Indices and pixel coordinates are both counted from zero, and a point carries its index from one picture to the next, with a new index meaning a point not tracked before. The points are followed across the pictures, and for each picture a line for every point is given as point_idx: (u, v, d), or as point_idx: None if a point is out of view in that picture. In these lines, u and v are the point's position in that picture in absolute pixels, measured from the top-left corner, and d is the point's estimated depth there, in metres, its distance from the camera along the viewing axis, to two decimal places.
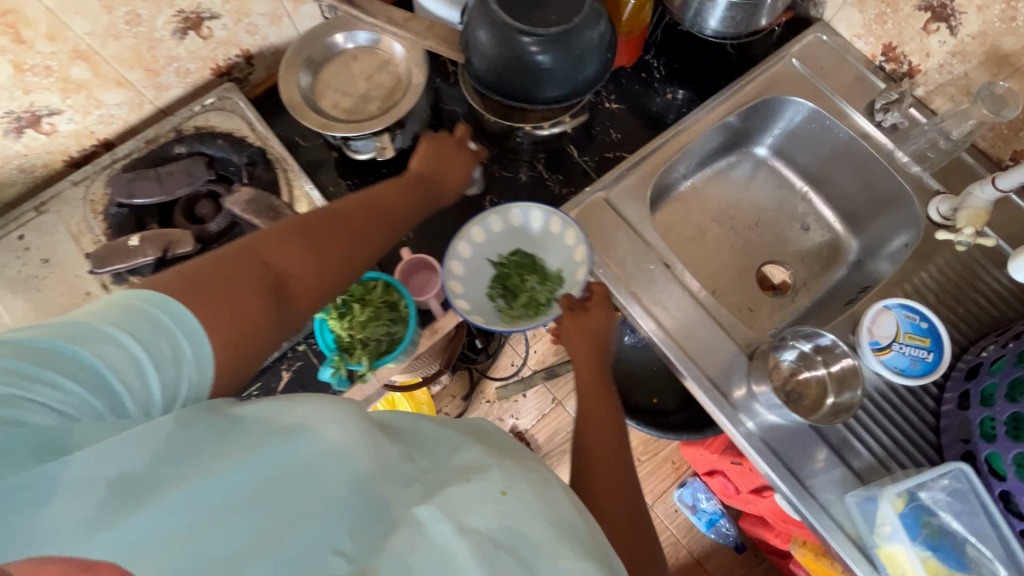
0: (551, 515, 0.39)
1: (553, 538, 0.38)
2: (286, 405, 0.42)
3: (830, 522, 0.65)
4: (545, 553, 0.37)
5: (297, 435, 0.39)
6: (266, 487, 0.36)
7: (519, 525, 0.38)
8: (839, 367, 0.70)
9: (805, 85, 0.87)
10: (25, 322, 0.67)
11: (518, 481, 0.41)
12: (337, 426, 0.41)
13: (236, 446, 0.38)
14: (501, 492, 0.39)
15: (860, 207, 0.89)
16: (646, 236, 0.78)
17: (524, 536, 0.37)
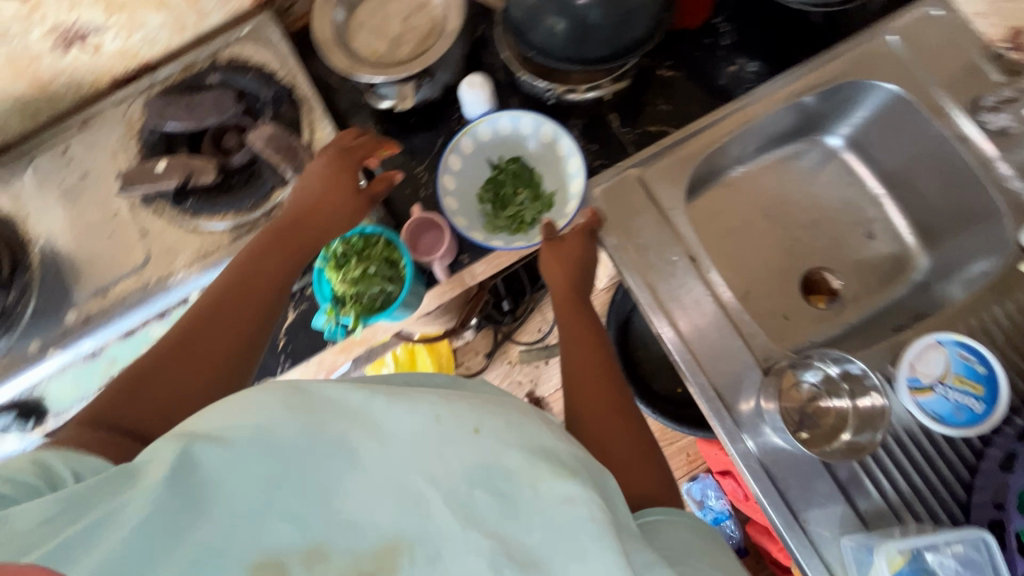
0: (524, 443, 0.44)
1: (530, 464, 0.43)
2: (237, 406, 0.42)
3: (818, 562, 0.60)
4: (523, 478, 0.42)
5: (260, 444, 0.40)
6: (245, 501, 0.39)
7: (493, 458, 0.43)
8: (867, 404, 0.62)
9: (902, 69, 0.74)
10: (61, 231, 0.72)
11: (489, 419, 0.45)
12: (273, 414, 0.41)
13: (207, 468, 0.39)
14: (470, 431, 0.44)
15: (941, 220, 0.77)
16: (675, 224, 0.71)
17: (502, 467, 0.42)
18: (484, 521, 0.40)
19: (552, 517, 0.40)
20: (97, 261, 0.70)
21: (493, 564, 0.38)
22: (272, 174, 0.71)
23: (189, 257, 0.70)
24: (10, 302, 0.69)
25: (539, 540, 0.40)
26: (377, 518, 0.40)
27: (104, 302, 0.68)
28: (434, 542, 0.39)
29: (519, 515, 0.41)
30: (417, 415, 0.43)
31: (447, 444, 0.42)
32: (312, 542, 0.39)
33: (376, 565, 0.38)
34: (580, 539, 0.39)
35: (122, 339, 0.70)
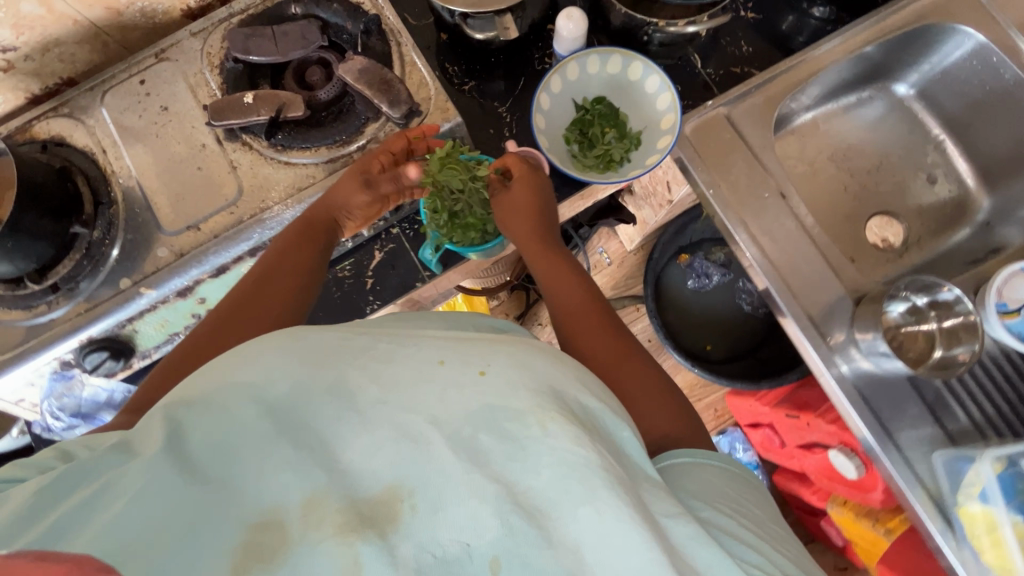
0: (531, 382, 0.40)
1: (541, 404, 0.38)
2: (233, 365, 0.39)
3: (911, 477, 0.64)
4: (532, 419, 0.38)
5: (258, 403, 0.37)
6: (235, 458, 0.36)
7: (498, 398, 0.39)
8: (952, 324, 0.66)
9: (979, 12, 0.76)
10: (142, 166, 0.69)
11: (498, 358, 0.41)
12: (267, 370, 0.38)
13: (204, 428, 0.36)
14: (443, 362, 0.41)
15: (1003, 160, 0.80)
16: (764, 161, 0.73)
17: (508, 408, 0.38)
18: (490, 464, 0.36)
19: (561, 460, 0.36)
20: (188, 196, 0.68)
21: (499, 515, 0.34)
22: (366, 107, 0.69)
23: (284, 190, 0.68)
24: (96, 238, 0.67)
25: (547, 481, 0.36)
26: (376, 463, 0.36)
27: (198, 237, 0.67)
28: (433, 488, 0.35)
29: (530, 457, 0.37)
30: (417, 359, 0.41)
31: (444, 384, 0.39)
32: (309, 488, 0.35)
33: (375, 511, 0.35)
34: (591, 486, 0.36)
35: (215, 276, 0.69)
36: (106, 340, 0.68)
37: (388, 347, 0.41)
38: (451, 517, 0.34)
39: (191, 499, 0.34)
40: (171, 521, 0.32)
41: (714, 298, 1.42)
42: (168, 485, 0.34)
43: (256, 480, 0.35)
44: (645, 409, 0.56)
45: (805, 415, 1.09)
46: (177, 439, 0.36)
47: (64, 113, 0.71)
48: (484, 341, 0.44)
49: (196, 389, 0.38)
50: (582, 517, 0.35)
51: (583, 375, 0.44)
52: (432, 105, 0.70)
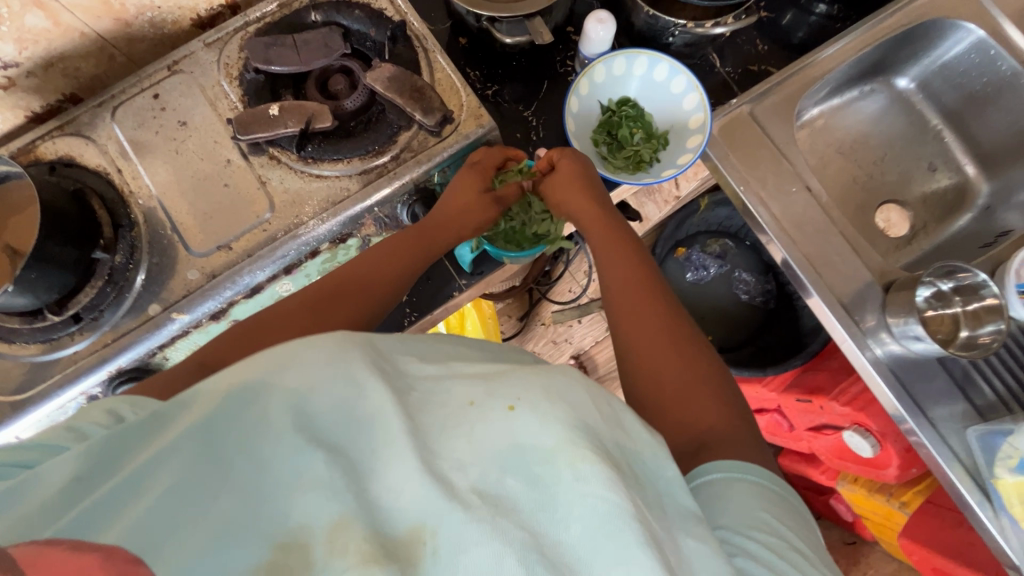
0: (569, 418, 0.38)
1: (570, 441, 0.37)
2: (272, 361, 0.38)
3: (948, 452, 0.67)
4: (559, 457, 0.36)
5: (295, 415, 0.36)
6: (252, 472, 0.35)
7: (527, 438, 0.38)
8: (977, 306, 0.69)
9: (977, 8, 0.80)
10: (162, 184, 0.66)
11: (531, 390, 0.40)
12: (309, 380, 0.38)
13: (238, 425, 0.36)
14: (473, 403, 0.40)
15: (1001, 148, 0.85)
16: (790, 156, 0.75)
17: (537, 448, 0.37)
18: (517, 511, 0.35)
19: (590, 507, 0.35)
20: (216, 215, 0.65)
21: (523, 564, 0.32)
22: (397, 116, 0.68)
23: (318, 204, 0.66)
24: (119, 263, 0.63)
25: (577, 536, 0.34)
26: (400, 499, 0.35)
27: (229, 257, 0.64)
28: (454, 528, 0.33)
29: (558, 509, 0.35)
30: (448, 401, 0.40)
31: (472, 423, 0.39)
32: (335, 514, 0.33)
33: (397, 547, 0.33)
34: (621, 538, 0.34)
35: (248, 296, 0.67)
36: (135, 369, 0.64)
37: (422, 394, 0.41)
38: (471, 562, 0.32)
39: (225, 501, 0.34)
40: (209, 505, 0.33)
41: (714, 289, 1.45)
42: (203, 471, 0.35)
43: (283, 497, 0.34)
44: (686, 412, 0.52)
45: (816, 399, 1.13)
46: (208, 433, 0.36)
47: (70, 131, 0.67)
48: (515, 372, 0.42)
49: (232, 380, 0.37)
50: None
51: (617, 416, 0.42)
52: (463, 111, 0.68)
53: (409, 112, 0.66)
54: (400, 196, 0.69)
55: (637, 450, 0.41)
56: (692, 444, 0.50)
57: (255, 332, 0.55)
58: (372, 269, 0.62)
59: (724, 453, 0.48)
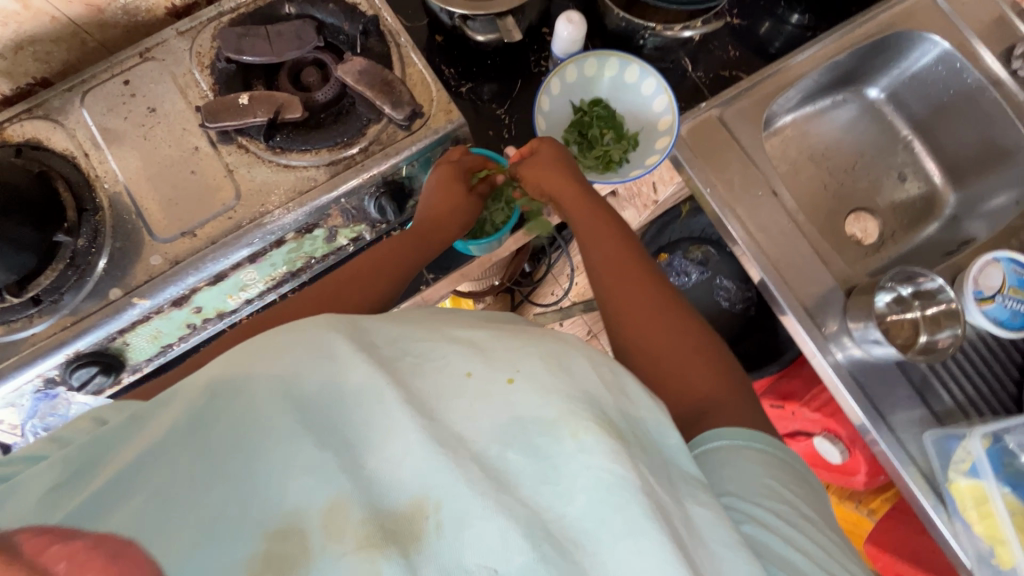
0: (565, 389, 0.41)
1: (572, 413, 0.39)
2: (255, 355, 0.39)
3: (904, 456, 0.67)
4: (564, 428, 0.38)
5: (286, 397, 0.37)
6: (256, 458, 0.36)
7: (529, 410, 0.39)
8: (935, 311, 0.70)
9: (944, 21, 0.82)
10: (129, 170, 0.66)
11: (529, 360, 0.42)
12: (297, 366, 0.38)
13: (225, 418, 0.37)
14: (471, 374, 0.41)
15: (966, 159, 0.87)
16: (756, 160, 0.76)
17: (539, 419, 0.39)
18: (519, 488, 0.37)
19: (592, 477, 0.37)
20: (181, 202, 0.65)
21: (530, 540, 0.34)
22: (367, 109, 0.68)
23: (284, 194, 0.66)
24: (81, 247, 0.64)
25: (583, 507, 0.37)
26: (403, 474, 0.36)
27: (193, 243, 0.64)
28: (461, 502, 0.35)
29: (563, 481, 0.38)
30: (447, 370, 0.41)
31: (473, 395, 0.40)
32: (332, 496, 0.34)
33: (400, 526, 0.34)
34: (627, 505, 0.36)
35: (212, 283, 0.66)
36: (95, 354, 0.64)
37: (416, 360, 0.41)
38: (477, 538, 0.34)
39: (219, 494, 0.34)
40: (193, 501, 0.34)
41: (695, 295, 1.46)
42: (190, 465, 0.35)
43: (279, 484, 0.35)
44: (678, 383, 0.55)
45: (789, 405, 1.13)
46: (189, 429, 0.36)
47: (40, 115, 0.67)
48: (513, 345, 0.44)
49: (214, 376, 0.38)
50: (620, 547, 0.35)
51: (616, 383, 0.44)
52: (434, 107, 0.69)
53: (379, 105, 0.67)
54: (366, 188, 0.69)
55: (636, 420, 0.43)
56: (690, 409, 0.53)
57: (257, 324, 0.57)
58: (370, 266, 0.64)
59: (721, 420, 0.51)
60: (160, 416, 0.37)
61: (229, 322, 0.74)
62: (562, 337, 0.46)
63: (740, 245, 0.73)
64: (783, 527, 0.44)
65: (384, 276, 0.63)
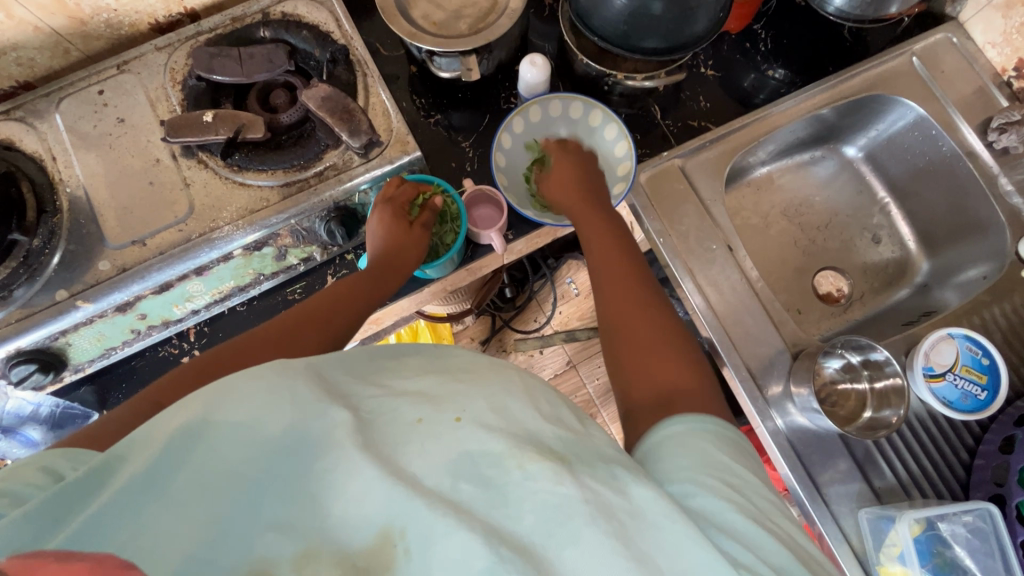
0: (511, 428, 0.40)
1: (517, 447, 0.39)
2: (206, 401, 0.39)
3: (837, 533, 0.65)
4: (511, 460, 0.38)
5: (252, 444, 0.37)
6: (235, 500, 0.36)
7: (477, 444, 0.38)
8: (883, 385, 0.68)
9: (921, 88, 0.81)
10: (93, 176, 0.68)
11: (475, 403, 0.42)
12: (257, 413, 0.38)
13: (184, 468, 0.36)
14: (422, 421, 0.40)
15: (940, 228, 0.85)
16: (714, 213, 0.75)
17: (487, 452, 0.38)
18: (473, 511, 0.36)
19: (544, 501, 0.36)
20: (136, 210, 0.67)
21: (488, 544, 0.34)
22: (326, 134, 0.70)
23: (236, 211, 0.68)
24: (36, 247, 0.66)
25: (532, 525, 0.35)
26: (366, 511, 0.35)
27: (142, 252, 0.66)
28: (422, 526, 0.34)
29: (510, 504, 0.36)
30: (396, 418, 0.41)
31: (424, 437, 0.39)
32: (303, 544, 0.34)
33: (371, 561, 0.34)
34: (572, 522, 0.35)
35: (158, 292, 0.68)
36: (35, 351, 0.65)
37: (370, 414, 0.41)
38: (443, 557, 0.33)
39: (191, 535, 0.34)
40: (160, 552, 0.33)
41: None
42: (160, 516, 0.34)
43: (246, 527, 0.35)
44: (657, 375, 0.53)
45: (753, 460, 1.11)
46: (152, 482, 0.35)
47: (17, 116, 0.70)
48: (460, 388, 0.43)
49: (169, 428, 0.38)
50: (566, 554, 0.34)
51: (552, 411, 0.44)
52: (392, 137, 0.70)
53: (337, 132, 0.68)
54: (316, 211, 0.70)
55: (574, 442, 0.42)
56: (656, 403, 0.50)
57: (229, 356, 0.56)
58: (330, 304, 0.64)
59: (683, 410, 0.48)
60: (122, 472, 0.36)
61: (175, 330, 0.76)
62: (506, 376, 0.46)
63: (686, 294, 0.72)
64: (734, 495, 0.40)
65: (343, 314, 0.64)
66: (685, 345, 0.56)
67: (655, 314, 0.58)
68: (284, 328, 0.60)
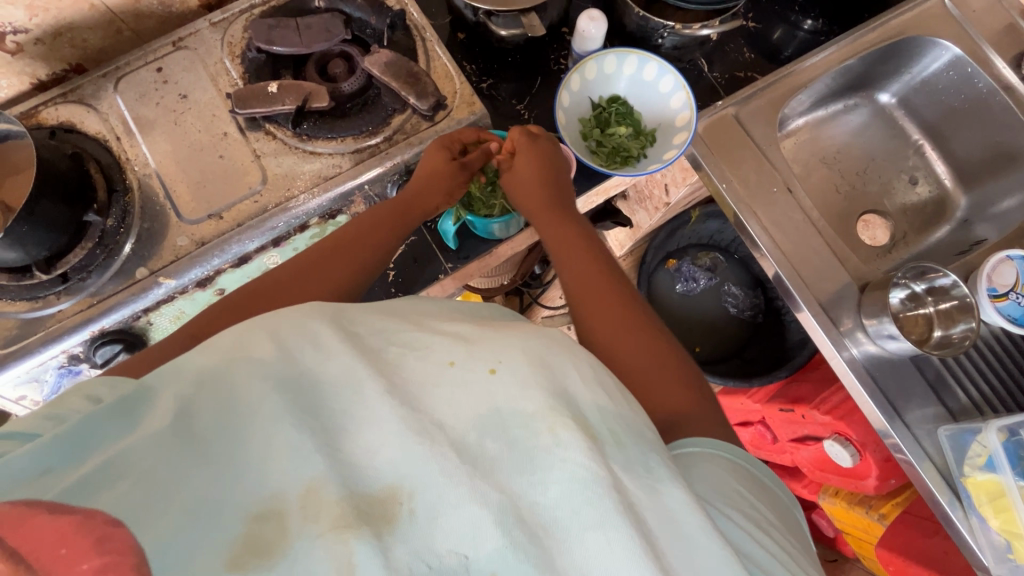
0: (548, 386, 0.40)
1: (551, 408, 0.39)
2: (247, 344, 0.39)
3: (920, 451, 0.67)
4: (541, 424, 0.38)
5: (266, 383, 0.37)
6: (246, 440, 0.35)
7: (508, 401, 0.39)
8: (947, 306, 0.71)
9: (954, 28, 0.84)
10: (158, 153, 0.68)
11: (511, 355, 0.42)
12: (279, 350, 0.39)
13: (205, 404, 0.37)
14: (453, 364, 0.41)
15: (977, 163, 0.88)
16: (771, 158, 0.77)
17: (515, 411, 0.39)
18: (495, 471, 0.36)
19: (568, 470, 0.36)
20: (208, 184, 0.67)
21: (500, 526, 0.34)
22: (392, 99, 0.70)
23: (310, 179, 0.68)
24: (110, 226, 0.65)
25: (554, 497, 0.36)
26: (378, 461, 0.35)
27: (220, 225, 0.65)
28: (433, 490, 0.34)
29: (537, 471, 0.37)
30: (429, 358, 0.41)
31: (454, 382, 0.40)
32: (308, 478, 0.34)
33: (372, 509, 0.34)
34: (597, 504, 0.35)
35: (236, 266, 0.68)
36: (119, 331, 0.65)
37: (402, 349, 0.42)
38: (450, 525, 0.34)
39: (201, 478, 0.34)
40: (177, 485, 0.33)
41: (702, 301, 1.48)
42: (175, 452, 0.34)
43: (259, 466, 0.34)
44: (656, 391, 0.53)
45: (799, 408, 1.13)
46: (179, 418, 0.36)
47: (74, 99, 0.69)
48: (491, 335, 0.44)
49: (219, 362, 0.38)
50: (587, 538, 0.35)
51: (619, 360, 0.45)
52: (457, 100, 0.71)
53: (402, 93, 0.68)
54: (389, 175, 0.71)
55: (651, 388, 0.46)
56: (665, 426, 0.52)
57: (264, 297, 0.55)
58: (341, 248, 0.61)
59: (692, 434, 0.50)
60: (158, 405, 0.37)
61: None
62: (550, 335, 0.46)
63: (753, 236, 0.74)
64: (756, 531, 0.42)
65: (360, 261, 0.61)
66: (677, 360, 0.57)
67: (641, 332, 0.58)
68: (309, 268, 0.58)
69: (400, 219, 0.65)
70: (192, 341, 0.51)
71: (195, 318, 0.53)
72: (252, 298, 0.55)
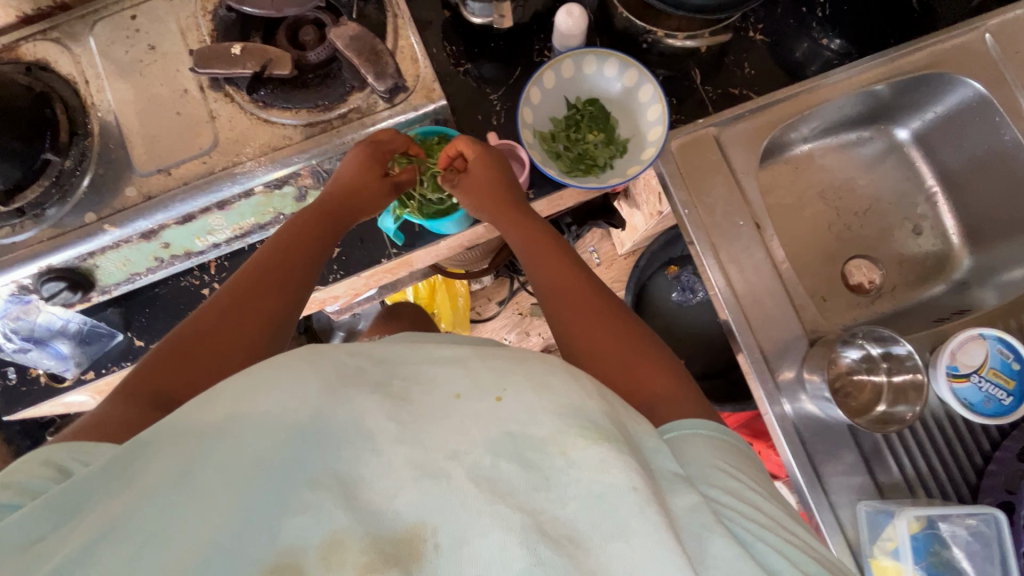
0: (557, 405, 0.41)
1: (562, 429, 0.39)
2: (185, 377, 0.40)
3: (832, 521, 0.64)
4: (555, 445, 0.39)
5: (275, 434, 0.38)
6: (261, 492, 0.36)
7: (520, 426, 0.40)
8: (901, 379, 0.66)
9: (989, 68, 0.74)
10: (124, 103, 0.69)
11: (518, 380, 0.42)
12: (284, 399, 0.39)
13: (216, 464, 0.37)
14: (459, 396, 0.42)
15: (988, 222, 0.80)
16: (745, 189, 0.72)
17: (529, 436, 0.39)
18: (513, 493, 0.37)
19: (590, 488, 0.37)
20: (163, 139, 0.68)
21: (525, 544, 0.34)
22: (352, 76, 0.68)
23: (258, 148, 0.68)
24: (67, 167, 0.67)
25: (574, 511, 0.37)
26: (398, 503, 0.36)
27: (167, 181, 0.67)
28: (456, 524, 0.35)
29: (554, 488, 0.37)
30: (436, 392, 0.42)
31: (461, 415, 0.41)
32: (330, 530, 0.34)
33: (399, 549, 0.34)
34: (621, 513, 0.36)
35: (181, 223, 0.70)
36: (64, 270, 0.69)
37: (406, 382, 0.43)
38: (476, 554, 0.34)
39: (211, 524, 0.34)
40: (188, 537, 0.34)
41: (695, 313, 1.41)
42: (190, 510, 0.35)
43: (275, 520, 0.35)
44: (626, 374, 0.56)
45: (758, 444, 1.21)
46: (189, 478, 0.36)
47: (52, 37, 0.71)
48: (498, 362, 0.45)
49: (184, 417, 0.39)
50: (610, 547, 0.35)
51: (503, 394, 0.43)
52: (418, 84, 0.68)
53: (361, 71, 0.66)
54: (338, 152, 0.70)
55: (618, 419, 0.43)
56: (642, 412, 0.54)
57: (205, 337, 0.55)
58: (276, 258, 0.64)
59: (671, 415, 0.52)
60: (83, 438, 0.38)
61: (196, 262, 0.80)
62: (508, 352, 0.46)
63: (707, 270, 0.70)
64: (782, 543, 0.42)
65: (299, 264, 0.65)
66: (649, 342, 0.60)
67: (612, 327, 0.60)
68: (243, 293, 0.60)
69: (328, 221, 0.70)
70: (135, 398, 0.50)
71: (134, 373, 0.53)
72: (187, 339, 0.55)
